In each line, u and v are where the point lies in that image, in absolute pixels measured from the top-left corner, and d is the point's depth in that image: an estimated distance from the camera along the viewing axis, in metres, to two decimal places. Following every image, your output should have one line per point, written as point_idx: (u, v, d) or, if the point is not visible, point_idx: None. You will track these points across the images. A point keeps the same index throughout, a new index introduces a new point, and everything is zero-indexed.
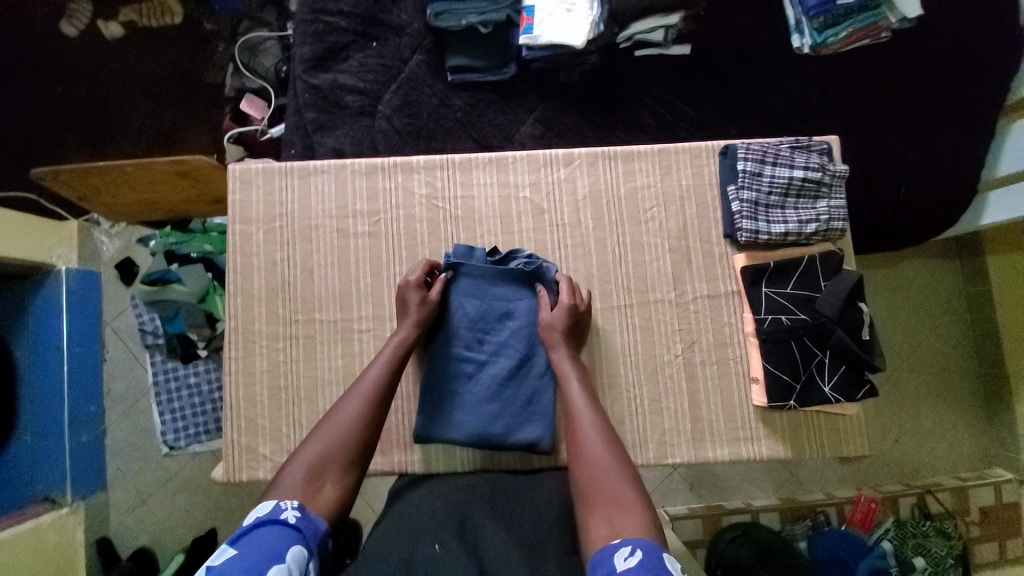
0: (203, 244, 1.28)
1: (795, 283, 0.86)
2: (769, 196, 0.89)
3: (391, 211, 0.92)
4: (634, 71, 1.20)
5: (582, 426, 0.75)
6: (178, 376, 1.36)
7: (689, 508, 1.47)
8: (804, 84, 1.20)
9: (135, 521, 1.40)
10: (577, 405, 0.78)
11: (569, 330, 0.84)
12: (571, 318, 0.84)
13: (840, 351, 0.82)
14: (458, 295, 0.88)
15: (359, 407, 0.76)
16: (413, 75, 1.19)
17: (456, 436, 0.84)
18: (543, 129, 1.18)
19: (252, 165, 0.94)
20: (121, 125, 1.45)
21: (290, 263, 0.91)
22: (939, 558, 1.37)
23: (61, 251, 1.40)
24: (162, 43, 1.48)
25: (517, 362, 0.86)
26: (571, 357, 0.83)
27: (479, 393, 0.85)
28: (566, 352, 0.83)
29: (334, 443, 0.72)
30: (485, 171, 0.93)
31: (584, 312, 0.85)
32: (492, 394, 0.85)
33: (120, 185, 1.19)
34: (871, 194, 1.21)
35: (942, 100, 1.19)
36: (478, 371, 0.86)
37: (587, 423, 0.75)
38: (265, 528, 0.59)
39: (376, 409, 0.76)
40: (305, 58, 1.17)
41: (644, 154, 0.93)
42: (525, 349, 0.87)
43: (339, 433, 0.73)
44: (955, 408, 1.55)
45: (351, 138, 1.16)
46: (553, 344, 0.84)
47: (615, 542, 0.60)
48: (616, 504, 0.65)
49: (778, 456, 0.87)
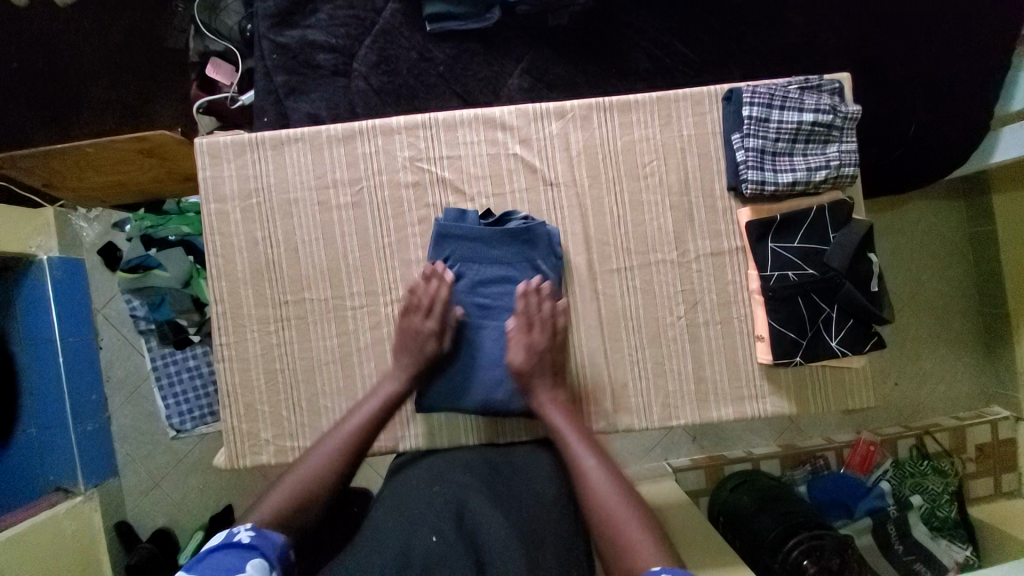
0: (180, 226, 1.23)
1: (803, 237, 0.82)
2: (776, 143, 0.83)
3: (374, 179, 0.86)
4: (628, 11, 1.10)
5: (587, 472, 0.72)
6: (176, 359, 1.34)
7: (692, 460, 1.50)
8: (811, 16, 1.11)
9: (152, 502, 1.43)
10: (590, 467, 0.73)
11: (546, 368, 0.81)
12: (545, 358, 0.81)
13: (848, 304, 0.80)
14: (471, 261, 0.84)
15: (332, 451, 0.75)
16: (387, 28, 1.09)
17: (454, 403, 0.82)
18: (532, 81, 1.10)
19: (220, 138, 0.87)
20: (85, 102, 1.36)
21: (273, 242, 0.86)
22: (936, 495, 1.41)
23: (39, 240, 1.32)
24: (117, 7, 1.36)
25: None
26: (553, 398, 0.80)
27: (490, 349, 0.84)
28: (545, 389, 0.80)
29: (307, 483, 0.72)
30: (471, 129, 0.86)
31: (558, 347, 0.83)
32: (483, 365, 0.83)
33: (86, 169, 1.12)
34: (881, 133, 1.15)
35: (963, 25, 1.09)
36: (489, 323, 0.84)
37: (593, 470, 0.72)
38: (218, 553, 0.60)
39: (354, 453, 0.76)
40: (269, 14, 1.08)
41: (641, 103, 0.86)
42: (546, 340, 0.81)
43: (312, 472, 0.73)
44: (956, 349, 1.55)
45: (327, 101, 1.08)
46: (540, 377, 0.80)
47: (655, 569, 0.63)
48: (636, 543, 0.66)
49: (783, 412, 0.86)
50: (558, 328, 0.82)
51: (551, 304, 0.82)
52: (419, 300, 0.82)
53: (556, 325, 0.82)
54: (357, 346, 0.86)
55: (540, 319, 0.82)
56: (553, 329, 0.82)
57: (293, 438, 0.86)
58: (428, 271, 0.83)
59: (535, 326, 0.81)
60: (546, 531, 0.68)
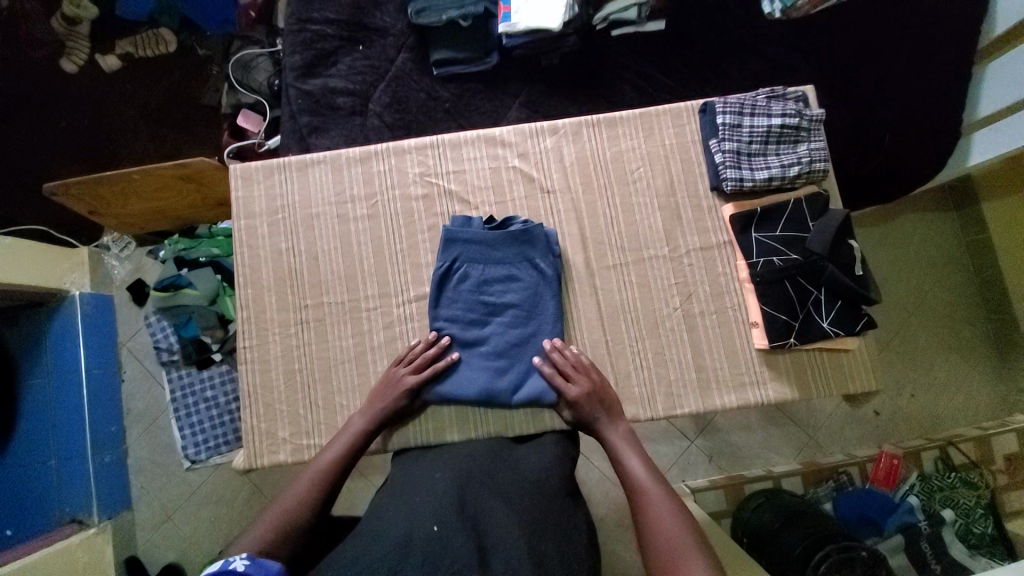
0: (211, 248, 1.33)
1: (783, 227, 0.89)
2: (749, 144, 0.91)
3: (388, 193, 0.95)
4: (613, 50, 1.24)
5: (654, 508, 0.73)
6: (196, 390, 1.39)
7: (710, 480, 1.44)
8: (779, 47, 1.23)
9: (162, 537, 1.41)
10: (650, 492, 0.75)
11: (599, 408, 0.84)
12: (598, 399, 0.84)
13: (834, 286, 0.85)
14: (467, 263, 0.89)
15: (311, 484, 0.76)
16: (400, 73, 1.23)
17: (456, 391, 0.86)
18: (529, 112, 1.22)
19: (252, 164, 0.98)
20: (124, 152, 1.51)
21: (295, 253, 0.94)
22: (967, 509, 1.31)
23: (73, 276, 1.41)
24: (158, 71, 1.54)
25: (524, 316, 0.88)
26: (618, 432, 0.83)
27: (491, 347, 0.87)
28: (610, 427, 0.83)
29: (279, 521, 0.70)
30: (475, 147, 0.96)
31: (601, 385, 0.85)
32: (496, 363, 0.87)
33: (130, 196, 1.25)
34: (857, 143, 1.23)
35: (916, 47, 1.21)
36: (490, 318, 0.88)
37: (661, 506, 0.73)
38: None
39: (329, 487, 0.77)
40: (295, 66, 1.22)
41: (626, 119, 0.96)
42: (588, 386, 0.84)
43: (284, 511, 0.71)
44: (969, 358, 1.53)
45: (345, 137, 1.20)
46: (599, 420, 0.84)
47: None
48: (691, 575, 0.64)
49: (784, 398, 0.89)
50: (589, 367, 0.86)
51: (573, 354, 0.86)
52: (412, 356, 0.87)
53: (590, 371, 0.85)
54: (370, 346, 0.91)
55: (576, 366, 0.86)
56: (588, 371, 0.85)
57: (309, 436, 0.89)
58: (433, 338, 0.87)
59: (574, 374, 0.85)
60: (550, 527, 0.67)
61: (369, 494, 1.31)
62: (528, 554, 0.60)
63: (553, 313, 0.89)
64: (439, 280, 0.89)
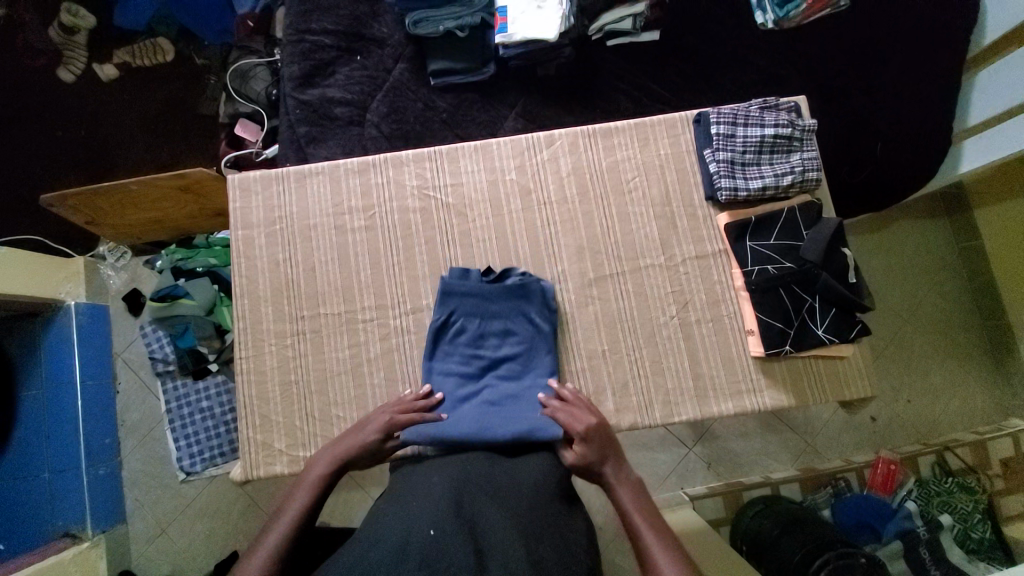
0: (208, 258, 1.34)
1: (778, 235, 0.90)
2: (743, 155, 0.93)
3: (386, 205, 0.96)
4: (608, 60, 1.25)
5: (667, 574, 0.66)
6: (191, 401, 1.38)
7: (708, 487, 1.43)
8: (771, 57, 1.24)
9: (157, 551, 1.40)
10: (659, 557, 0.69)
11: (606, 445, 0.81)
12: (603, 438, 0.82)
13: (829, 294, 0.86)
14: (465, 316, 0.89)
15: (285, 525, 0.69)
16: (397, 83, 1.24)
17: (445, 432, 0.82)
18: (526, 122, 1.23)
19: (251, 175, 0.98)
20: (120, 161, 1.51)
21: (293, 263, 0.94)
22: (966, 514, 1.33)
23: (68, 287, 1.39)
24: (155, 81, 1.55)
25: (520, 368, 0.89)
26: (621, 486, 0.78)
27: (486, 398, 0.86)
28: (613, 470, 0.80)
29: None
30: (472, 159, 0.97)
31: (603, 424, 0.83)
32: (490, 411, 0.85)
33: (127, 206, 1.24)
34: (850, 150, 1.24)
35: (906, 56, 1.23)
36: (485, 373, 0.89)
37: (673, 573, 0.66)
38: None
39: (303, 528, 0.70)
40: (293, 76, 1.23)
41: (621, 129, 0.97)
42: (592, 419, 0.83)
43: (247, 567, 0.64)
44: (964, 363, 1.54)
45: (343, 147, 1.21)
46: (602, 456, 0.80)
47: None
48: None
49: (781, 405, 0.89)
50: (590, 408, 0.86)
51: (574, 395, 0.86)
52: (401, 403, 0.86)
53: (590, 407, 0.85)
54: (368, 357, 0.91)
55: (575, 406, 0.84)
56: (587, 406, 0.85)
57: (306, 448, 0.89)
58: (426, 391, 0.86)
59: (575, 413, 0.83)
60: (548, 529, 0.67)
61: (366, 505, 1.31)
62: (526, 558, 0.59)
63: (548, 358, 0.89)
64: (438, 330, 0.89)
